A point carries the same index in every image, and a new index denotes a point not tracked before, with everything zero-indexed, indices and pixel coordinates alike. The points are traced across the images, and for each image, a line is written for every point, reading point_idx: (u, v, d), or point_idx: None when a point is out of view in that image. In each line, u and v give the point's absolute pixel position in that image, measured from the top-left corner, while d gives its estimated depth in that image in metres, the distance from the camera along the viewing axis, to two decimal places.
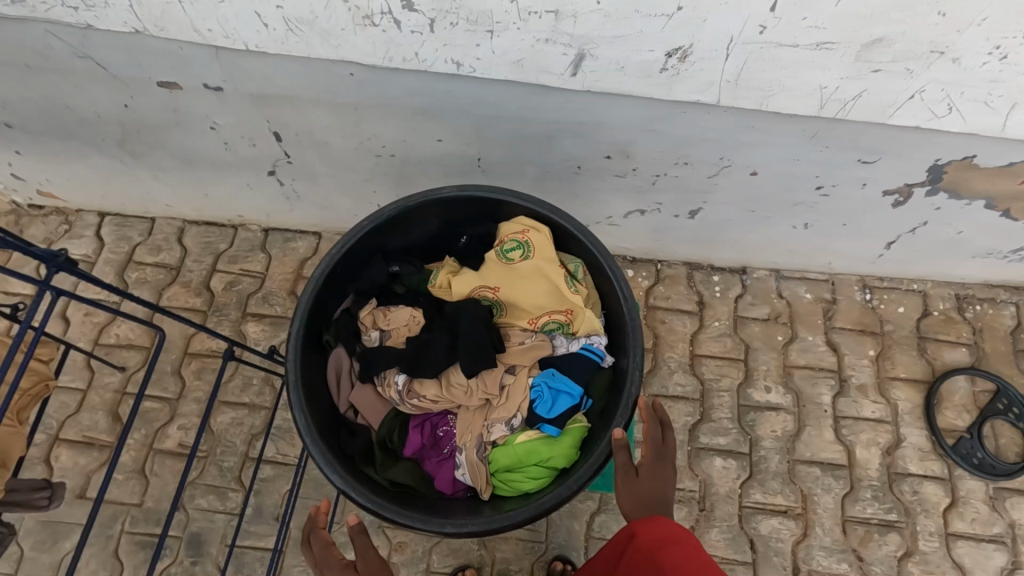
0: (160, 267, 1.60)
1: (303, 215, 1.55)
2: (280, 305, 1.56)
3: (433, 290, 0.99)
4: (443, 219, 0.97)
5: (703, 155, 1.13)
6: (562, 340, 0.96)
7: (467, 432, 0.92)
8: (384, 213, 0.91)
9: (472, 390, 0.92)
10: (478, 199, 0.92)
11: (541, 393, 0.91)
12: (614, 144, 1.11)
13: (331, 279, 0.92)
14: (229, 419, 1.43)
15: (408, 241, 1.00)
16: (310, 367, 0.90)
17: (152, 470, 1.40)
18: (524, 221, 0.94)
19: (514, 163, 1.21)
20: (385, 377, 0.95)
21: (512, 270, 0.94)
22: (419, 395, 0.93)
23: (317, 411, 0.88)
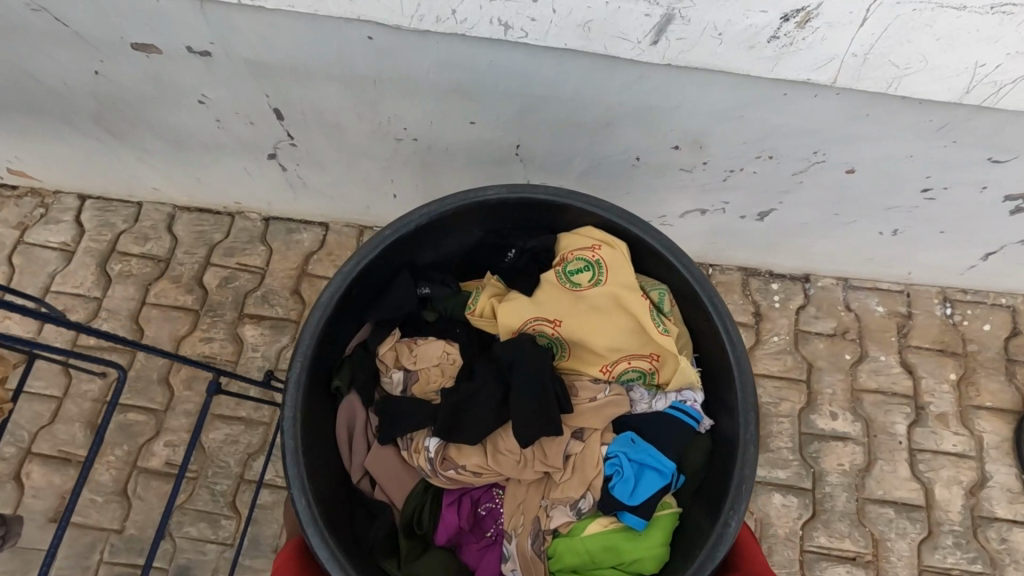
0: (147, 259, 1.41)
1: (307, 203, 1.36)
2: (281, 306, 1.38)
3: (475, 316, 0.91)
4: (485, 226, 0.89)
5: (793, 149, 0.93)
6: (643, 393, 0.89)
7: (521, 513, 0.83)
8: (408, 221, 0.81)
9: (527, 461, 0.83)
10: (530, 202, 0.84)
11: (620, 466, 0.82)
12: (686, 132, 0.92)
13: (344, 305, 0.82)
14: (222, 435, 1.27)
15: (438, 254, 0.92)
16: (313, 426, 0.79)
17: (135, 493, 1.24)
18: (596, 233, 0.88)
19: (560, 154, 1.01)
20: (412, 440, 0.85)
21: (577, 294, 0.87)
22: (457, 465, 0.83)
23: (321, 486, 0.77)
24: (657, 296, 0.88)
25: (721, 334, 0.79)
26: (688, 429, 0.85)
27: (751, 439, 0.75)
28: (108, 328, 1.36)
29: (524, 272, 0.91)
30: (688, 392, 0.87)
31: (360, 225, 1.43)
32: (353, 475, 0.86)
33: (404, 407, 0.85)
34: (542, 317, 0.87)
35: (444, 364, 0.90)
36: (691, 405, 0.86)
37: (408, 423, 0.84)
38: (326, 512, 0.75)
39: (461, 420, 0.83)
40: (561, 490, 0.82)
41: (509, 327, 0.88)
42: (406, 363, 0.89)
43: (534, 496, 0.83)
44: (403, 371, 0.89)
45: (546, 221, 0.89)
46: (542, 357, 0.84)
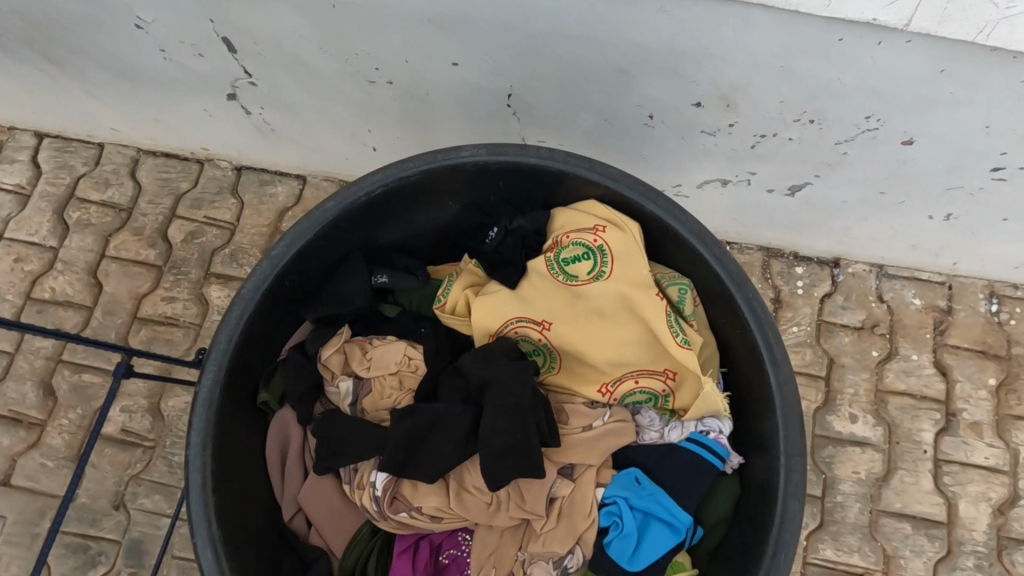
0: (107, 207, 1.29)
1: (280, 153, 1.21)
2: (251, 266, 1.26)
3: (447, 314, 0.86)
4: (457, 198, 0.85)
5: (843, 112, 0.76)
6: (653, 419, 0.83)
7: (493, 566, 0.79)
8: (354, 193, 0.78)
9: (500, 504, 0.78)
10: (505, 167, 0.79)
11: (620, 517, 0.77)
12: (715, 85, 0.75)
13: (275, 294, 0.80)
14: (183, 404, 1.17)
15: (396, 237, 0.88)
16: (229, 453, 0.76)
17: (88, 460, 1.15)
18: (601, 214, 0.82)
19: (561, 108, 0.85)
20: (359, 473, 0.81)
21: (574, 287, 0.81)
22: (410, 508, 0.78)
23: (236, 526, 0.75)
24: (679, 293, 0.82)
25: (764, 352, 0.74)
26: (710, 467, 0.79)
27: (794, 489, 0.71)
28: (63, 281, 1.25)
29: (513, 259, 0.84)
30: (713, 421, 0.81)
31: (340, 181, 1.29)
32: (286, 510, 0.83)
33: (353, 428, 0.79)
34: (529, 318, 0.82)
35: (404, 372, 0.85)
36: (714, 439, 0.80)
37: (354, 452, 0.79)
38: (237, 558, 0.72)
39: (421, 451, 0.77)
40: (541, 543, 0.77)
41: (488, 328, 0.83)
42: (357, 368, 0.85)
43: (509, 545, 0.79)
44: (353, 379, 0.85)
45: (532, 195, 0.85)
46: (520, 382, 0.76)
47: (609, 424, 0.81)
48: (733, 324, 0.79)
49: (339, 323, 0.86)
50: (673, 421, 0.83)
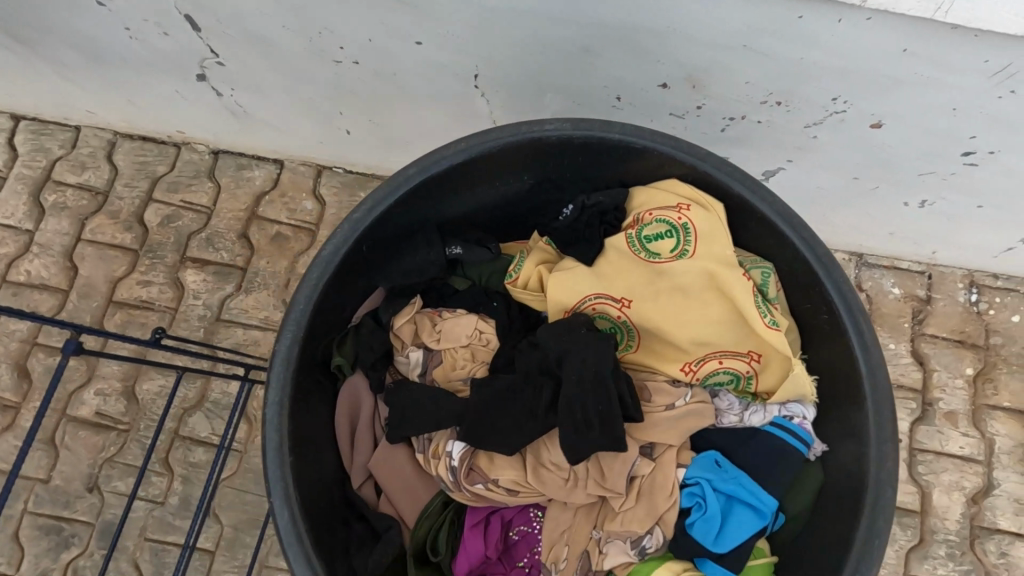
0: (83, 190, 1.28)
1: (255, 137, 1.20)
2: (227, 251, 1.25)
3: (518, 289, 0.86)
4: (533, 173, 0.83)
5: (809, 93, 0.75)
6: (732, 403, 0.83)
7: (565, 543, 0.79)
8: (438, 160, 0.75)
9: (578, 481, 0.77)
10: (588, 142, 0.77)
11: (702, 498, 0.76)
12: (678, 64, 0.74)
13: (352, 262, 0.78)
14: (157, 387, 1.18)
15: (468, 208, 0.86)
16: (302, 418, 0.75)
17: (62, 442, 1.15)
18: (681, 193, 0.80)
19: (529, 89, 0.85)
20: (433, 445, 0.80)
21: (656, 265, 0.80)
22: (485, 479, 0.78)
23: (308, 490, 0.74)
24: (761, 276, 0.81)
25: (853, 337, 0.74)
26: (795, 452, 0.78)
27: (887, 477, 0.69)
28: (38, 263, 1.25)
29: (581, 238, 0.84)
30: (797, 407, 0.81)
31: (318, 165, 1.29)
32: (355, 477, 0.83)
33: (422, 400, 0.80)
34: (605, 295, 0.81)
35: (476, 346, 0.85)
36: (799, 424, 0.79)
37: (426, 423, 0.79)
38: (312, 523, 0.71)
39: (494, 422, 0.77)
40: (620, 522, 0.76)
41: (565, 304, 0.82)
42: (427, 339, 0.86)
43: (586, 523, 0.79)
44: (422, 349, 0.86)
45: (605, 171, 0.83)
46: (597, 354, 0.76)
47: (689, 402, 0.80)
48: (821, 309, 0.78)
49: (411, 294, 0.87)
50: (755, 404, 0.82)
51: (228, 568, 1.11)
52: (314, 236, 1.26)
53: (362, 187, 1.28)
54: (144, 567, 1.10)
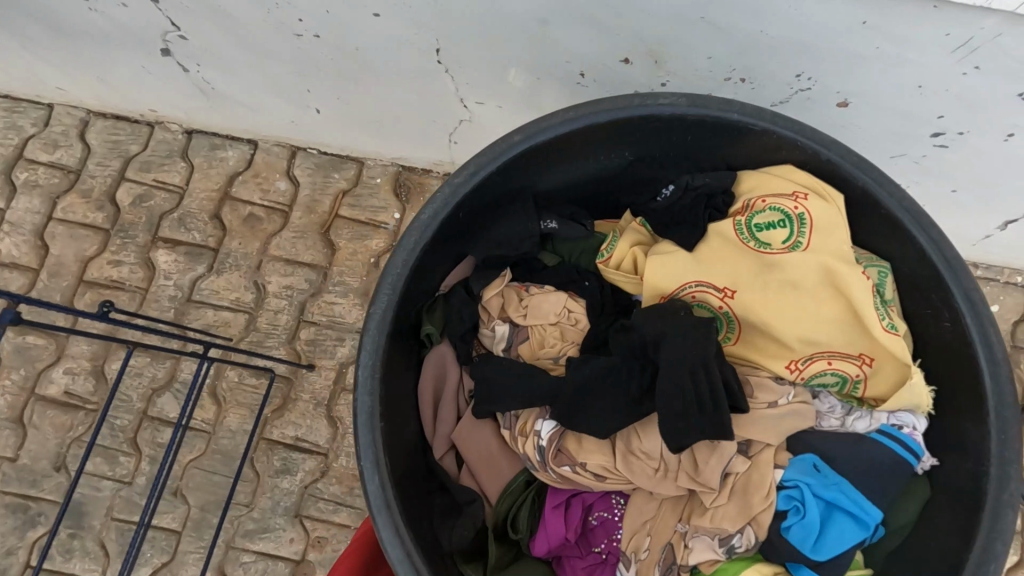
0: (55, 168, 1.27)
1: (226, 116, 1.19)
2: (199, 231, 1.24)
3: (609, 269, 0.84)
4: (635, 149, 0.80)
5: (771, 68, 0.73)
6: (835, 404, 0.79)
7: (648, 534, 0.77)
8: (542, 130, 0.72)
9: (668, 472, 0.75)
10: (700, 121, 0.74)
11: (801, 502, 0.73)
12: (635, 36, 0.72)
13: (447, 228, 0.77)
14: (126, 367, 1.17)
15: (567, 179, 0.84)
16: (393, 384, 0.75)
17: (31, 421, 1.15)
18: (803, 182, 0.76)
19: (491, 63, 0.84)
20: (523, 426, 0.79)
21: (766, 255, 0.76)
22: (573, 463, 0.77)
23: (396, 455, 0.74)
24: (877, 276, 0.78)
25: (983, 354, 0.69)
26: (906, 465, 0.74)
27: (1010, 497, 0.66)
28: (9, 241, 1.24)
29: (685, 219, 0.81)
30: (907, 416, 0.76)
31: (292, 145, 1.27)
32: (437, 448, 0.83)
33: (515, 378, 0.78)
34: (709, 283, 0.78)
35: (565, 325, 0.84)
36: (909, 435, 0.75)
37: (515, 400, 0.78)
38: (399, 489, 0.71)
39: (587, 405, 0.75)
40: (709, 518, 0.74)
41: (662, 289, 0.80)
42: (514, 315, 0.85)
43: (669, 513, 0.77)
44: (507, 324, 0.85)
45: (715, 149, 0.79)
46: (700, 343, 0.72)
47: (797, 400, 0.77)
48: (942, 310, 0.73)
49: (502, 267, 0.86)
50: (860, 410, 0.78)
51: (195, 548, 1.11)
52: (287, 218, 1.25)
53: (337, 169, 1.27)
54: (110, 546, 1.10)
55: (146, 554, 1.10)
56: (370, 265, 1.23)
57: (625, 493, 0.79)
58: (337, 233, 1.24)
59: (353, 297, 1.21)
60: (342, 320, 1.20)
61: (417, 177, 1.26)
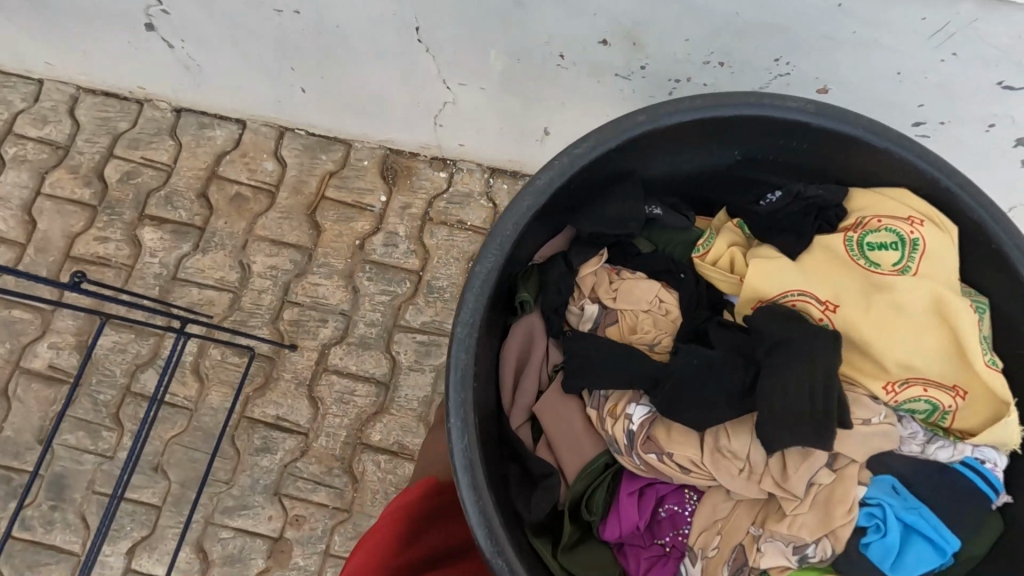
0: (44, 144, 1.28)
1: (213, 95, 1.19)
2: (186, 210, 1.25)
3: (701, 259, 0.68)
4: (749, 149, 0.65)
5: (750, 52, 0.72)
6: (916, 429, 0.62)
7: (717, 534, 0.61)
8: (670, 113, 0.58)
9: (756, 471, 0.60)
10: (826, 130, 0.60)
11: (883, 521, 0.58)
12: (611, 17, 0.72)
13: (552, 206, 0.62)
14: (110, 342, 1.18)
15: (674, 168, 0.67)
16: (488, 340, 0.61)
17: (15, 394, 1.16)
18: (918, 205, 0.62)
19: (470, 45, 0.84)
20: (613, 403, 0.63)
21: (873, 275, 0.62)
22: (661, 451, 0.60)
23: (484, 422, 0.59)
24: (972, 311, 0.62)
25: None
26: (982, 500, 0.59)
27: None
28: None
29: (787, 227, 0.66)
30: (990, 451, 0.60)
31: (279, 126, 1.27)
32: (518, 422, 0.65)
33: (610, 357, 0.62)
34: (812, 293, 0.63)
35: (658, 318, 0.67)
36: (991, 471, 0.60)
37: (606, 379, 0.62)
38: (487, 463, 0.57)
39: (695, 400, 0.60)
40: (787, 525, 0.59)
41: (760, 292, 0.64)
42: (606, 297, 0.68)
43: (740, 514, 0.61)
44: (600, 305, 0.68)
45: (833, 169, 0.65)
46: (827, 350, 0.58)
47: (885, 421, 0.60)
48: None
49: (598, 246, 0.69)
50: (943, 439, 0.62)
51: (174, 524, 1.12)
52: (273, 197, 1.25)
53: (324, 151, 1.27)
54: (90, 519, 1.11)
55: (125, 528, 1.11)
56: (356, 248, 1.23)
57: (701, 489, 0.62)
58: (323, 214, 1.24)
59: (337, 279, 1.21)
60: (326, 301, 1.20)
61: (404, 161, 1.26)
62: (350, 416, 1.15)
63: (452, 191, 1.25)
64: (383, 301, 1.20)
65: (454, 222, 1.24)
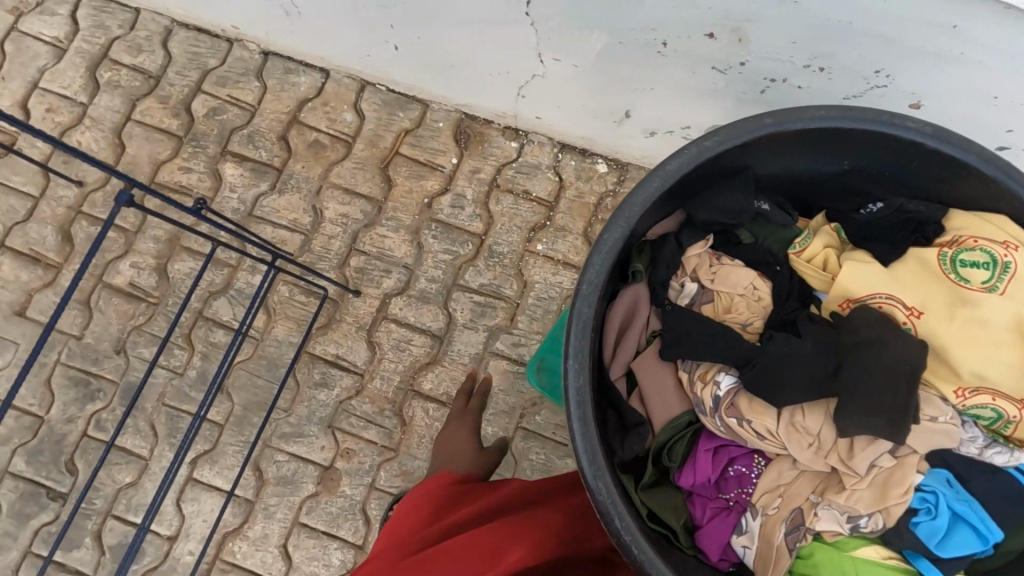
0: (137, 72, 1.33)
1: (305, 40, 1.24)
2: (266, 150, 1.30)
3: (793, 257, 0.66)
4: (857, 159, 0.60)
5: (853, 60, 0.75)
6: (977, 433, 0.60)
7: (779, 496, 0.60)
8: (797, 119, 0.52)
9: (825, 448, 0.59)
10: (948, 159, 0.55)
11: (934, 507, 0.58)
12: (724, 14, 0.74)
13: (668, 193, 0.56)
14: (188, 269, 1.25)
15: (785, 167, 0.62)
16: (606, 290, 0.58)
17: (97, 305, 1.24)
18: (1016, 232, 0.59)
19: (579, 26, 0.88)
20: (701, 366, 0.62)
21: (963, 291, 0.61)
22: (741, 416, 0.59)
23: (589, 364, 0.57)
24: None
25: None
26: None
27: None
28: (90, 136, 1.31)
29: (882, 237, 0.65)
30: None
31: (362, 79, 1.31)
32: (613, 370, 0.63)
33: (705, 329, 0.62)
34: (899, 298, 0.62)
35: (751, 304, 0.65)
36: None
37: (699, 347, 0.61)
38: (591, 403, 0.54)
39: (777, 381, 0.59)
40: (846, 497, 0.59)
41: (850, 291, 0.63)
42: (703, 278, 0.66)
43: (802, 480, 0.61)
44: (698, 284, 0.66)
45: (936, 189, 0.61)
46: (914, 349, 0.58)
47: (950, 422, 0.59)
48: None
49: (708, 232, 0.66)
50: (1001, 445, 0.60)
51: (234, 442, 1.20)
52: (349, 148, 1.30)
53: (402, 108, 1.31)
54: (159, 428, 1.20)
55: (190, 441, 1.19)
56: (423, 206, 1.28)
57: (769, 455, 0.62)
58: (396, 169, 1.29)
59: (404, 234, 1.27)
60: (391, 253, 1.26)
61: (478, 127, 1.30)
62: (404, 363, 1.22)
63: (521, 161, 1.29)
64: (445, 260, 1.26)
65: (520, 191, 1.28)
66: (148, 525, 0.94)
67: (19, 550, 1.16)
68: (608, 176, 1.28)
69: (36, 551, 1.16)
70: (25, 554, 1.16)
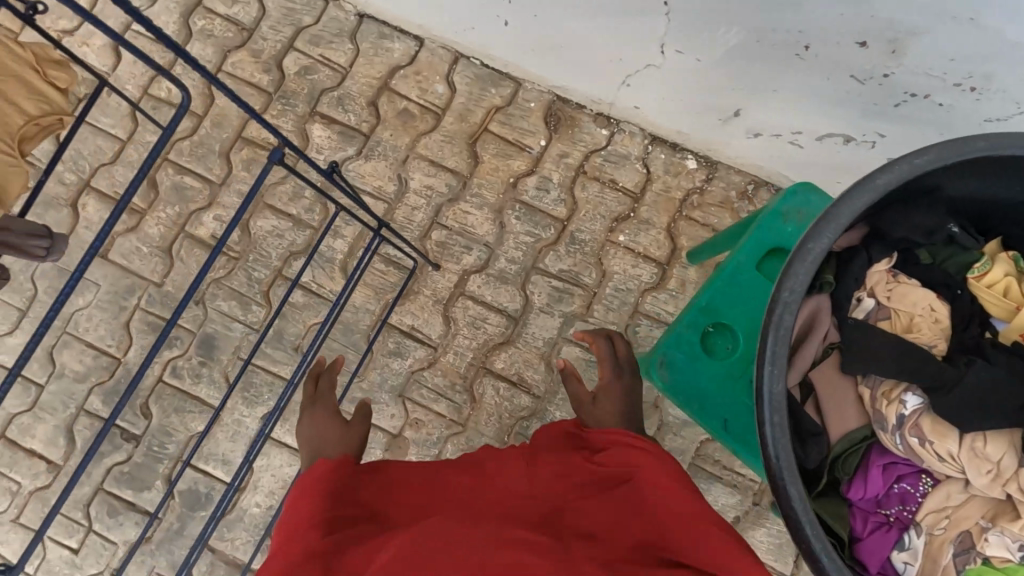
0: (230, 23, 1.32)
1: (408, 5, 1.22)
2: (355, 115, 1.29)
3: (973, 282, 0.60)
4: None
5: (1012, 82, 0.73)
6: None
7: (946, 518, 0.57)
8: (1008, 145, 0.50)
9: (1006, 476, 0.55)
10: None
11: None
12: (886, 23, 0.73)
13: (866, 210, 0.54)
14: (270, 227, 1.25)
15: (980, 192, 0.58)
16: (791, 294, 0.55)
17: (178, 254, 1.25)
18: None
19: (716, 21, 0.86)
20: (881, 383, 0.58)
21: None
22: (924, 437, 0.56)
23: None
24: None
25: None
26: None
27: None
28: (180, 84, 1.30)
29: None
30: None
31: (457, 51, 1.30)
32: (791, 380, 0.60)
33: (893, 346, 0.57)
34: None
35: (929, 327, 0.59)
36: None
37: (882, 364, 0.57)
38: None
39: (968, 409, 0.55)
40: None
41: None
42: (881, 295, 0.61)
43: (970, 504, 0.57)
44: (874, 301, 0.61)
45: None
46: None
47: None
48: None
49: (893, 250, 0.60)
50: None
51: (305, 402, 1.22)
52: (438, 120, 1.29)
53: (494, 85, 1.29)
54: (233, 381, 1.21)
55: (263, 397, 1.20)
56: (509, 185, 1.27)
57: (937, 476, 0.58)
58: (484, 146, 1.28)
59: (487, 212, 1.27)
60: (473, 230, 1.26)
61: (569, 111, 1.29)
62: (478, 341, 1.23)
63: (610, 150, 1.28)
64: (526, 242, 1.26)
65: (606, 179, 1.27)
66: (237, 484, 0.94)
67: (91, 486, 1.19)
68: (696, 172, 1.26)
69: (108, 488, 1.19)
70: (96, 490, 1.18)
